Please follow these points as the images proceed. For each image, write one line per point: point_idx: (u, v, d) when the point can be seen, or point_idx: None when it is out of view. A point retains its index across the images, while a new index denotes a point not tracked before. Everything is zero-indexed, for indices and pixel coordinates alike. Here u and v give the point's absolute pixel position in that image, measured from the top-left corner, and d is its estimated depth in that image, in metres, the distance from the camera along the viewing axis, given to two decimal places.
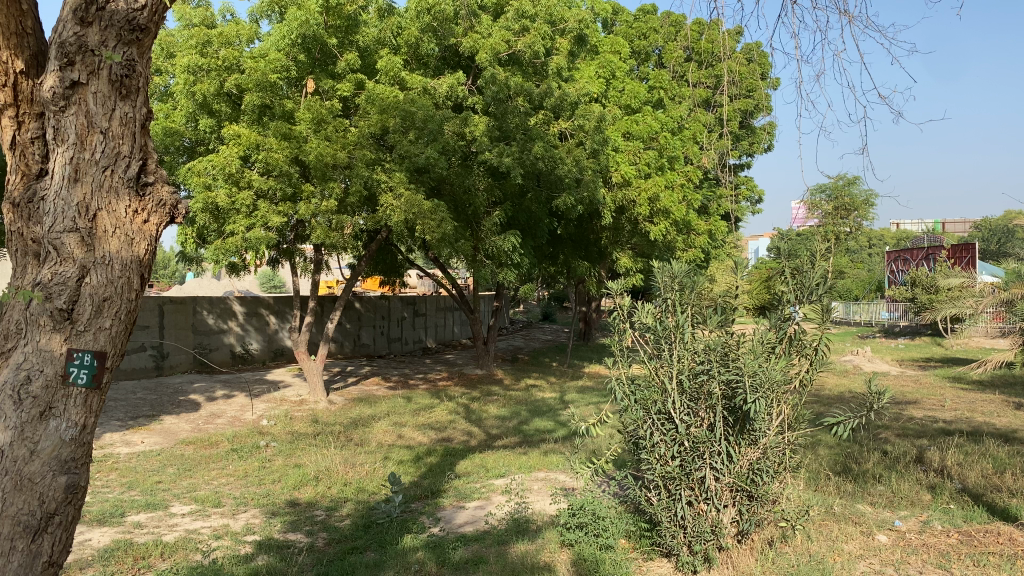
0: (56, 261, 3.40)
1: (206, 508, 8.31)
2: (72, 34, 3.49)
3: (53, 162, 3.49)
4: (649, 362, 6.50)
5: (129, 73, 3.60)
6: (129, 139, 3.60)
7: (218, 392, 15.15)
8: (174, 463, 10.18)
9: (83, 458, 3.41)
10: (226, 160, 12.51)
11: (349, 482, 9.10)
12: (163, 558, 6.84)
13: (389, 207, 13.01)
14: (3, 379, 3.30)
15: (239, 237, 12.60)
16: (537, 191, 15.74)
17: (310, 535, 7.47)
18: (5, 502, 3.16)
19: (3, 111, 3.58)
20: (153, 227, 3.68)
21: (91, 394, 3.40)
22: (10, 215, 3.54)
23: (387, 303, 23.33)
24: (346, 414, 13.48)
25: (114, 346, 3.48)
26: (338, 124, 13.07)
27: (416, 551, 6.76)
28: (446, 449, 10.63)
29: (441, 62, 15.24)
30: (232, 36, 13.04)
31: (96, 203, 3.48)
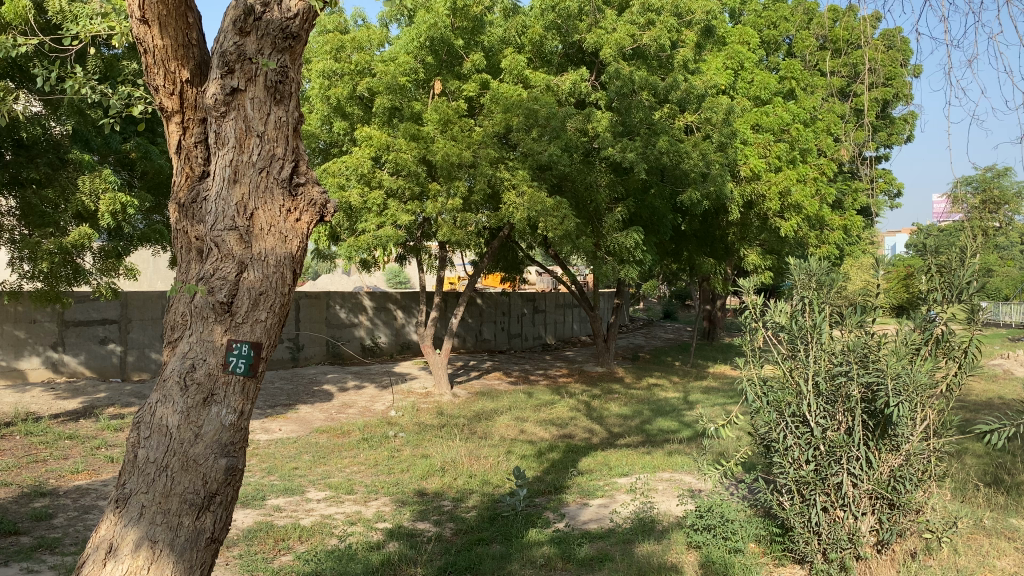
0: (218, 258, 3.64)
1: (340, 495, 8.67)
2: (232, 44, 3.73)
3: (216, 164, 3.74)
4: (783, 363, 6.31)
5: (282, 79, 3.81)
6: (283, 142, 3.80)
7: (348, 383, 15.76)
8: (309, 450, 10.65)
9: (241, 443, 3.62)
10: (359, 160, 13.02)
11: (474, 475, 9.27)
12: (301, 540, 7.21)
13: (513, 205, 13.15)
14: (171, 367, 3.58)
15: (370, 235, 13.06)
16: (660, 186, 15.52)
17: (437, 525, 7.66)
18: (174, 481, 3.43)
19: (171, 118, 3.87)
20: (304, 226, 3.85)
21: (248, 381, 3.62)
22: (176, 215, 3.83)
23: (507, 299, 23.60)
24: (469, 407, 13.71)
25: (269, 337, 3.69)
26: (463, 124, 13.34)
27: (541, 546, 6.83)
28: (568, 445, 10.65)
29: (566, 58, 15.18)
30: (364, 41, 13.60)
31: (253, 202, 3.69)
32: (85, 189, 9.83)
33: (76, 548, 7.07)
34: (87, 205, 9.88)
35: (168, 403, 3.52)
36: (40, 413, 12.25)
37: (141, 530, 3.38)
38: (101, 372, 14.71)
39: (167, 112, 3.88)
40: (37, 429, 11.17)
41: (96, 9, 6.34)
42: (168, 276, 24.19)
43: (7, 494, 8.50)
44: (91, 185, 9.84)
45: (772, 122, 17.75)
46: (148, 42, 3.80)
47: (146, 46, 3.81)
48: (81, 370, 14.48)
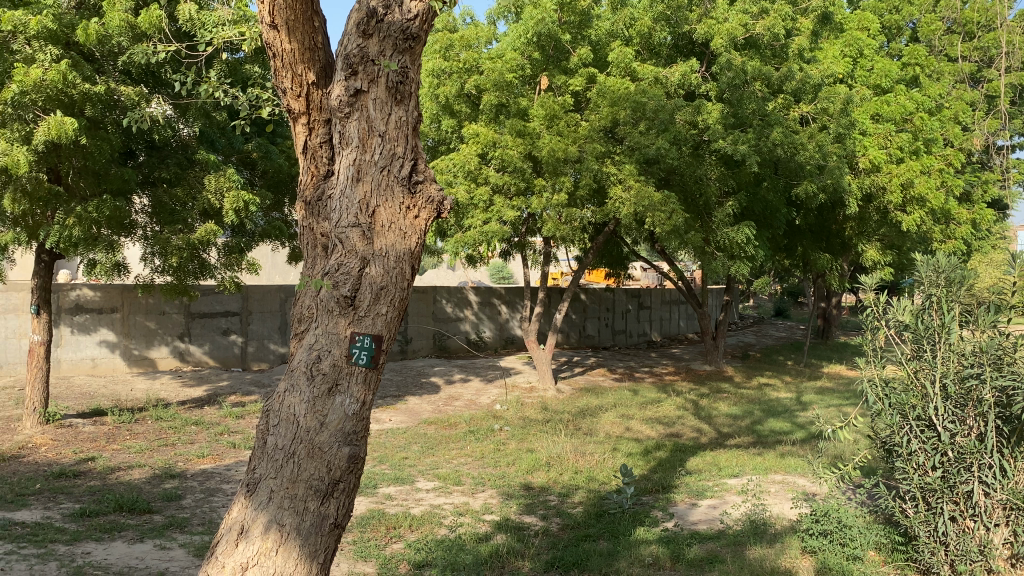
0: (342, 253, 3.80)
1: (449, 485, 8.83)
2: (356, 46, 3.87)
3: (340, 163, 3.91)
4: (908, 364, 6.02)
5: (403, 80, 3.92)
6: (403, 141, 3.92)
7: (455, 376, 16.02)
8: (418, 441, 10.91)
9: (363, 432, 3.76)
10: (466, 158, 13.25)
11: (580, 471, 9.26)
12: (412, 529, 7.39)
13: (619, 199, 13.06)
14: (299, 357, 3.76)
15: (477, 231, 13.23)
16: (773, 179, 15.04)
17: (544, 519, 7.69)
18: (301, 467, 3.59)
19: (297, 119, 4.06)
20: (422, 223, 3.95)
21: (370, 372, 3.76)
22: (302, 212, 4.02)
23: (612, 295, 23.47)
24: (574, 403, 13.69)
25: (389, 330, 3.83)
26: (569, 119, 13.28)
27: (648, 545, 6.76)
28: (675, 445, 10.48)
29: (675, 50, 14.88)
30: (472, 38, 13.80)
31: (375, 200, 3.84)
32: (210, 187, 10.34)
33: (203, 528, 7.48)
34: (212, 202, 10.39)
35: (296, 392, 3.70)
36: (169, 400, 13.02)
37: (269, 514, 3.55)
38: (223, 362, 15.47)
39: (295, 113, 4.05)
40: (167, 415, 11.87)
41: (229, 18, 6.71)
42: (285, 270, 25.21)
43: (141, 475, 9.08)
44: (215, 183, 10.36)
45: (894, 110, 16.83)
46: (277, 46, 3.99)
47: (275, 50, 4.01)
48: (206, 360, 15.25)
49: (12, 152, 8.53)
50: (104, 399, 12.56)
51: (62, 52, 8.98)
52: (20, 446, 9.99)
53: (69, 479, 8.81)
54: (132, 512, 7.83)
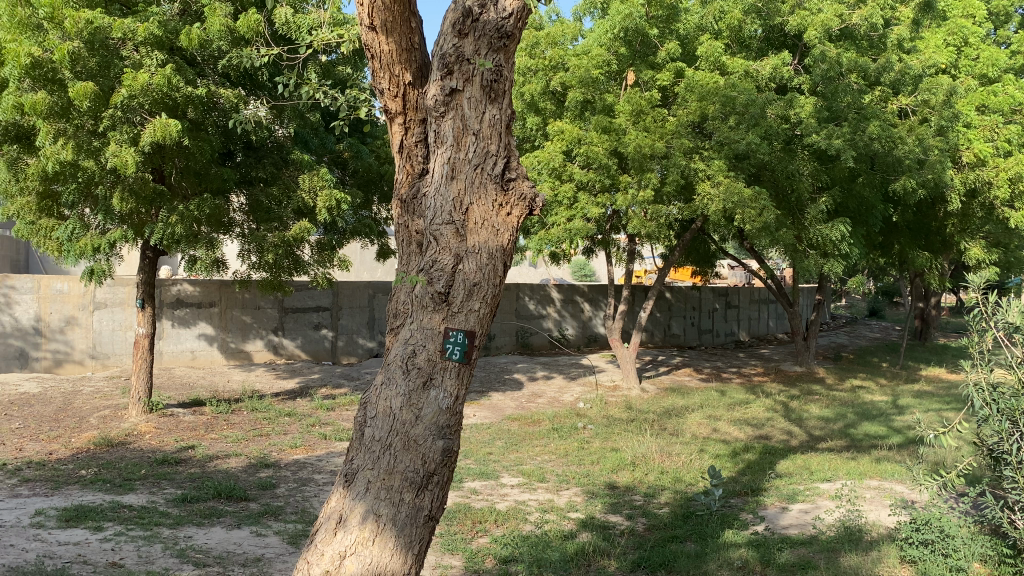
0: (436, 250, 3.87)
1: (533, 482, 8.87)
2: (452, 46, 3.93)
3: (435, 161, 3.98)
4: (1018, 368, 5.66)
5: (497, 78, 3.97)
6: (497, 139, 3.96)
7: (538, 373, 16.04)
8: (503, 437, 10.99)
9: (457, 425, 3.82)
10: (550, 155, 13.23)
11: (666, 471, 9.15)
12: (498, 524, 7.44)
13: (707, 195, 12.86)
14: (395, 352, 3.87)
15: (562, 228, 13.27)
16: (869, 174, 14.52)
17: (630, 519, 7.64)
18: (397, 459, 3.69)
19: (394, 119, 4.16)
20: (515, 220, 3.97)
21: (463, 367, 3.83)
22: (398, 210, 4.12)
23: (698, 293, 23.12)
24: (659, 403, 13.55)
25: (481, 326, 3.88)
26: (656, 114, 13.09)
27: (738, 548, 6.62)
28: (764, 447, 10.24)
29: (766, 42, 14.54)
30: (558, 36, 13.82)
31: (469, 198, 3.89)
32: (305, 187, 10.69)
33: (296, 517, 7.72)
34: (306, 201, 10.71)
35: (392, 385, 3.80)
36: (263, 391, 13.49)
37: (367, 504, 3.65)
38: (314, 355, 15.92)
39: (392, 113, 4.15)
40: (262, 406, 12.30)
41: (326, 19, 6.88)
42: (373, 266, 25.73)
43: (237, 464, 9.43)
44: (309, 182, 10.69)
45: (1001, 101, 16.01)
46: (375, 47, 4.09)
47: (374, 51, 4.11)
48: (298, 353, 15.71)
49: (121, 154, 8.94)
50: (202, 390, 13.10)
51: (167, 56, 9.40)
52: (127, 433, 10.52)
53: (172, 466, 9.22)
54: (230, 499, 8.15)
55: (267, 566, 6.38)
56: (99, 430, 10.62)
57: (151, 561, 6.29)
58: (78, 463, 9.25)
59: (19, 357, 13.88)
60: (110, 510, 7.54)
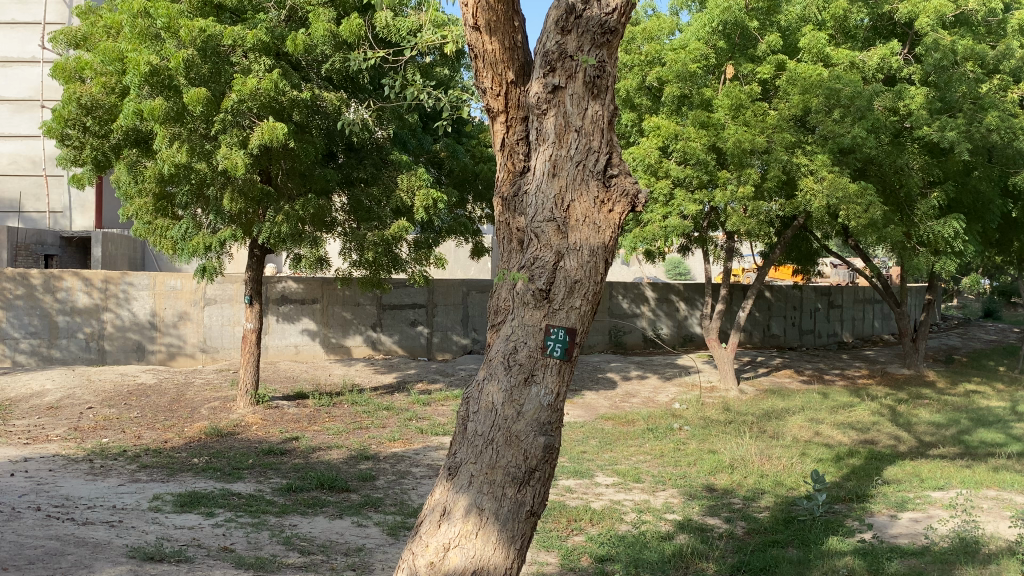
0: (538, 247, 3.89)
1: (629, 482, 8.80)
2: (555, 43, 3.96)
3: (536, 159, 4.00)
4: None
5: (600, 74, 3.97)
6: (599, 135, 3.95)
7: (633, 372, 15.87)
8: (597, 436, 10.93)
9: (558, 422, 3.83)
10: (646, 151, 13.04)
11: (766, 475, 8.91)
12: (593, 523, 7.42)
13: (810, 191, 12.46)
14: (497, 348, 3.91)
15: (657, 225, 13.10)
16: (988, 167, 13.77)
17: (728, 522, 7.48)
18: (499, 454, 3.73)
19: (496, 118, 4.21)
20: (617, 217, 3.94)
21: (564, 364, 3.84)
22: (499, 207, 4.16)
23: (799, 293, 22.44)
24: (757, 405, 13.22)
25: (583, 324, 3.88)
26: (757, 108, 12.80)
27: (843, 556, 6.38)
28: (870, 452, 9.86)
29: (873, 32, 14.15)
30: (654, 30, 13.68)
31: (570, 195, 3.90)
32: (403, 186, 10.93)
33: (395, 509, 7.89)
34: (404, 200, 10.94)
35: (494, 380, 3.84)
36: (363, 386, 13.85)
37: (470, 497, 3.71)
38: (411, 351, 16.15)
39: (494, 112, 4.20)
40: (361, 400, 12.62)
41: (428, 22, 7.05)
42: (467, 264, 26.02)
43: (339, 455, 9.72)
44: (408, 182, 10.92)
45: None
46: (480, 47, 4.18)
47: (478, 51, 4.20)
48: (395, 349, 16.00)
49: (232, 155, 9.33)
50: (305, 383, 13.57)
51: (273, 62, 9.76)
52: (235, 424, 10.99)
53: (277, 456, 9.58)
54: (332, 489, 8.40)
55: (368, 556, 6.55)
56: (210, 421, 11.14)
57: (259, 547, 6.56)
58: (191, 451, 9.72)
59: (137, 350, 14.70)
60: (220, 497, 7.90)
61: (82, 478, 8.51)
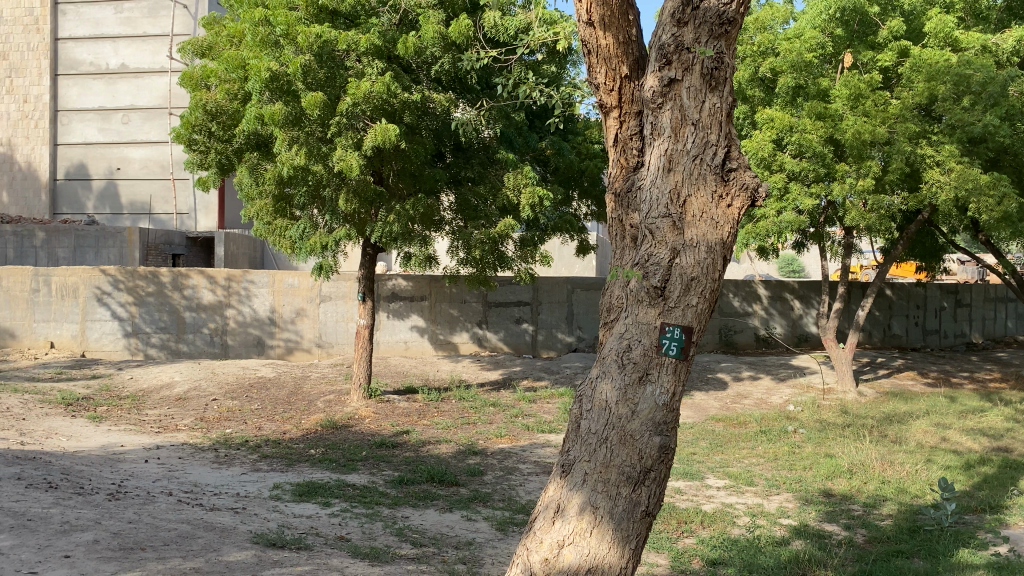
0: (653, 244, 3.83)
1: (740, 485, 8.57)
2: (671, 36, 3.90)
3: (651, 153, 3.93)
4: None
5: (718, 66, 3.87)
6: (717, 128, 3.85)
7: (744, 372, 15.44)
8: (707, 437, 10.72)
9: (674, 423, 3.76)
10: (759, 145, 12.65)
11: (888, 481, 8.51)
12: (704, 526, 7.27)
13: (936, 183, 11.83)
14: (610, 346, 3.87)
15: (771, 221, 12.70)
16: None
17: (848, 529, 7.18)
18: (613, 453, 3.69)
19: (609, 113, 4.18)
20: (735, 212, 3.84)
21: (681, 363, 3.75)
22: (612, 203, 4.11)
23: (923, 291, 21.28)
24: (878, 408, 12.63)
25: (699, 322, 3.79)
26: (878, 97, 12.28)
27: (976, 570, 5.98)
28: (1004, 459, 9.26)
29: (1008, 13, 13.30)
30: (767, 20, 13.30)
31: (687, 189, 3.81)
32: (509, 184, 10.98)
33: (503, 504, 7.95)
34: (511, 198, 11.02)
35: (607, 378, 3.80)
36: (469, 381, 14.04)
37: (584, 495, 3.69)
38: (516, 348, 16.15)
39: (607, 107, 4.17)
40: (469, 395, 12.80)
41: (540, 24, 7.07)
42: (573, 262, 25.94)
43: (448, 450, 9.88)
44: (513, 181, 10.97)
45: None
46: (593, 42, 4.16)
47: (592, 46, 4.18)
48: (501, 346, 16.08)
49: (346, 158, 9.66)
50: (414, 378, 13.90)
51: (385, 65, 10.00)
52: (349, 417, 11.34)
53: (388, 449, 9.82)
54: (442, 483, 8.55)
55: (477, 550, 6.62)
56: (325, 413, 11.56)
57: (373, 537, 6.74)
58: (308, 443, 10.09)
59: (257, 344, 15.38)
60: (336, 487, 8.16)
61: (209, 466, 8.97)
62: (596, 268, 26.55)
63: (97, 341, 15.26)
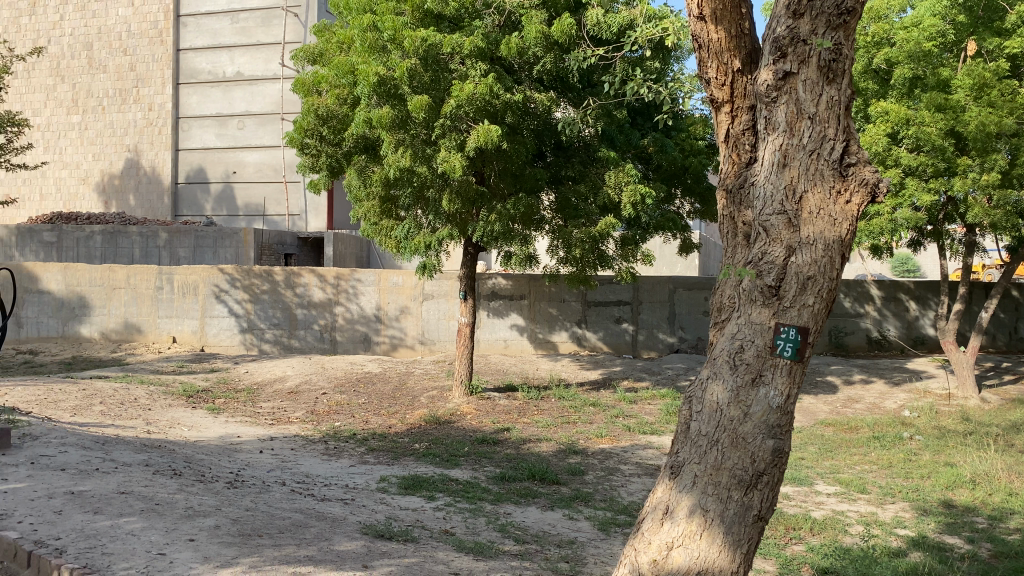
0: (766, 242, 3.75)
1: (852, 492, 8.26)
2: (786, 28, 3.79)
3: (765, 149, 3.84)
4: None
5: (836, 58, 3.74)
6: (835, 122, 3.72)
7: (855, 376, 14.85)
8: (816, 442, 10.38)
9: (788, 426, 3.66)
10: (873, 138, 12.07)
11: (1015, 493, 8.02)
12: (813, 533, 7.05)
13: None
14: (721, 346, 3.81)
15: (886, 219, 12.11)
16: None
17: (971, 542, 6.81)
18: (724, 455, 3.63)
19: (722, 108, 4.12)
20: (854, 208, 3.69)
21: (795, 365, 3.65)
22: (724, 201, 4.05)
23: None
24: (1003, 416, 11.92)
25: (816, 323, 3.67)
26: (1005, 87, 11.59)
27: None
28: None
29: None
30: (882, 10, 12.81)
31: (803, 185, 3.70)
32: (611, 182, 10.94)
33: (605, 504, 7.92)
34: (612, 196, 10.96)
35: (719, 380, 3.74)
36: (569, 381, 14.06)
37: (694, 498, 3.64)
38: (617, 348, 16.02)
39: (718, 103, 4.12)
40: (569, 395, 12.81)
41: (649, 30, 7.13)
42: (675, 261, 25.61)
43: (549, 448, 9.92)
44: (615, 179, 10.91)
45: None
46: (705, 37, 4.10)
47: (703, 41, 4.12)
48: (601, 346, 16.00)
49: (450, 159, 9.85)
50: (514, 376, 14.02)
51: (488, 66, 10.10)
52: (451, 413, 11.53)
53: (490, 446, 9.94)
54: (543, 481, 8.59)
55: (580, 549, 6.62)
56: (428, 409, 11.80)
57: (476, 532, 6.84)
58: (413, 437, 10.33)
59: (364, 341, 15.82)
60: (440, 482, 8.32)
61: (319, 457, 9.31)
62: (699, 268, 26.05)
63: (215, 336, 16.07)
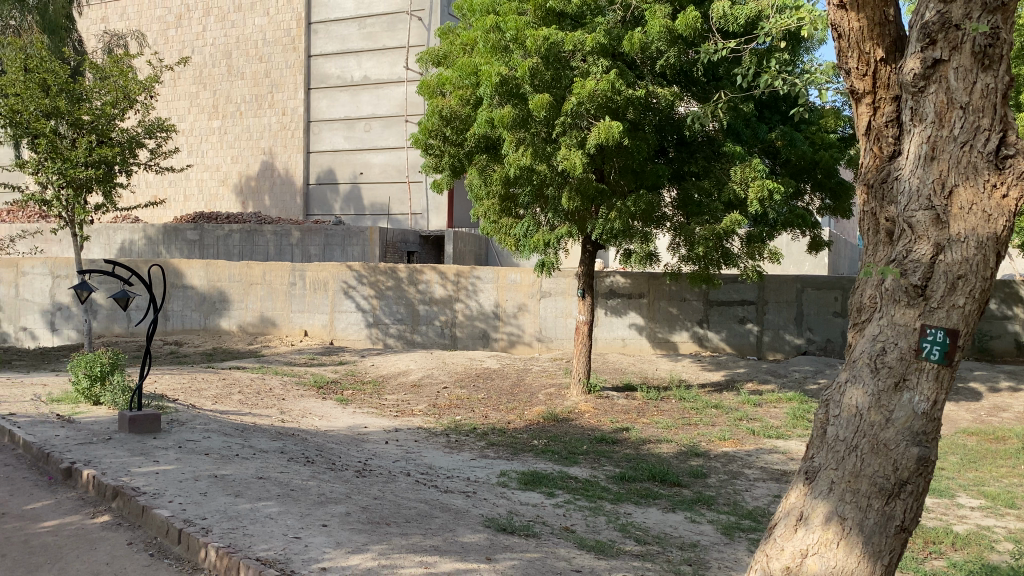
0: (911, 239, 3.57)
1: (999, 507, 7.72)
2: (936, 13, 3.58)
3: (911, 141, 3.66)
4: None
5: (993, 42, 3.52)
6: (990, 111, 3.50)
7: (1002, 382, 13.86)
8: (958, 452, 9.77)
9: (934, 433, 3.46)
10: None
11: None
12: (955, 548, 6.65)
13: None
14: (861, 348, 3.65)
15: None
16: None
17: None
18: (864, 462, 3.47)
19: (862, 99, 3.93)
20: (1012, 203, 3.46)
21: (943, 369, 3.46)
22: (864, 196, 3.87)
23: None
24: None
25: (967, 324, 3.46)
26: None
27: None
28: None
29: None
30: None
31: (954, 178, 3.50)
32: (737, 178, 10.68)
33: (729, 508, 7.73)
34: (738, 192, 10.69)
35: (858, 383, 3.59)
36: (690, 381, 13.81)
37: (830, 505, 3.51)
38: (740, 349, 15.57)
39: (859, 94, 3.93)
40: (689, 395, 12.58)
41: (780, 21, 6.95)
42: (802, 259, 24.71)
43: (670, 450, 9.78)
44: (741, 174, 10.64)
45: None
46: (844, 25, 3.90)
47: (842, 29, 3.92)
48: (723, 346, 15.62)
49: (571, 156, 9.83)
50: (633, 375, 13.91)
51: (610, 62, 9.99)
52: (570, 411, 11.56)
53: (610, 445, 9.89)
54: (664, 483, 8.48)
55: (702, 553, 6.49)
56: (547, 406, 11.86)
57: (597, 531, 6.82)
58: (532, 433, 10.41)
59: (483, 337, 16.03)
60: (560, 479, 8.34)
61: (443, 450, 9.52)
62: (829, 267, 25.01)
63: (343, 330, 16.73)
